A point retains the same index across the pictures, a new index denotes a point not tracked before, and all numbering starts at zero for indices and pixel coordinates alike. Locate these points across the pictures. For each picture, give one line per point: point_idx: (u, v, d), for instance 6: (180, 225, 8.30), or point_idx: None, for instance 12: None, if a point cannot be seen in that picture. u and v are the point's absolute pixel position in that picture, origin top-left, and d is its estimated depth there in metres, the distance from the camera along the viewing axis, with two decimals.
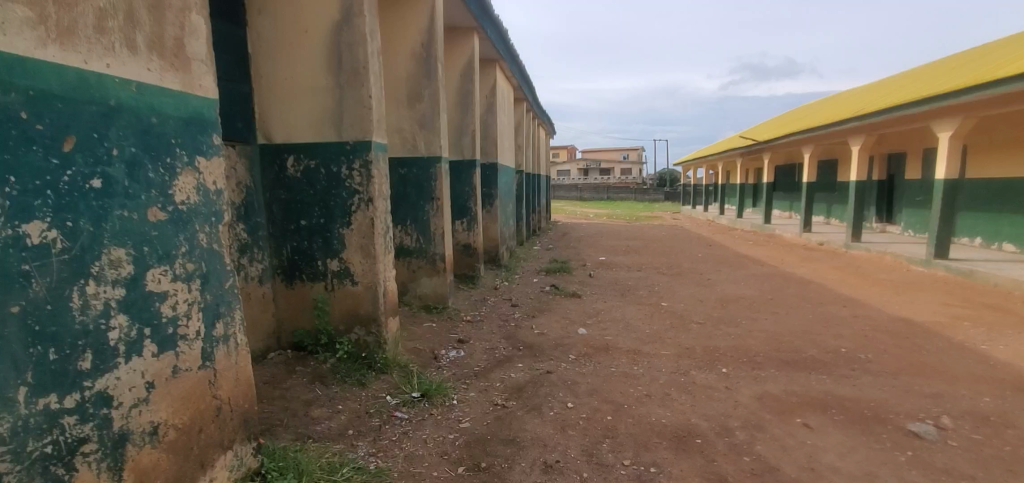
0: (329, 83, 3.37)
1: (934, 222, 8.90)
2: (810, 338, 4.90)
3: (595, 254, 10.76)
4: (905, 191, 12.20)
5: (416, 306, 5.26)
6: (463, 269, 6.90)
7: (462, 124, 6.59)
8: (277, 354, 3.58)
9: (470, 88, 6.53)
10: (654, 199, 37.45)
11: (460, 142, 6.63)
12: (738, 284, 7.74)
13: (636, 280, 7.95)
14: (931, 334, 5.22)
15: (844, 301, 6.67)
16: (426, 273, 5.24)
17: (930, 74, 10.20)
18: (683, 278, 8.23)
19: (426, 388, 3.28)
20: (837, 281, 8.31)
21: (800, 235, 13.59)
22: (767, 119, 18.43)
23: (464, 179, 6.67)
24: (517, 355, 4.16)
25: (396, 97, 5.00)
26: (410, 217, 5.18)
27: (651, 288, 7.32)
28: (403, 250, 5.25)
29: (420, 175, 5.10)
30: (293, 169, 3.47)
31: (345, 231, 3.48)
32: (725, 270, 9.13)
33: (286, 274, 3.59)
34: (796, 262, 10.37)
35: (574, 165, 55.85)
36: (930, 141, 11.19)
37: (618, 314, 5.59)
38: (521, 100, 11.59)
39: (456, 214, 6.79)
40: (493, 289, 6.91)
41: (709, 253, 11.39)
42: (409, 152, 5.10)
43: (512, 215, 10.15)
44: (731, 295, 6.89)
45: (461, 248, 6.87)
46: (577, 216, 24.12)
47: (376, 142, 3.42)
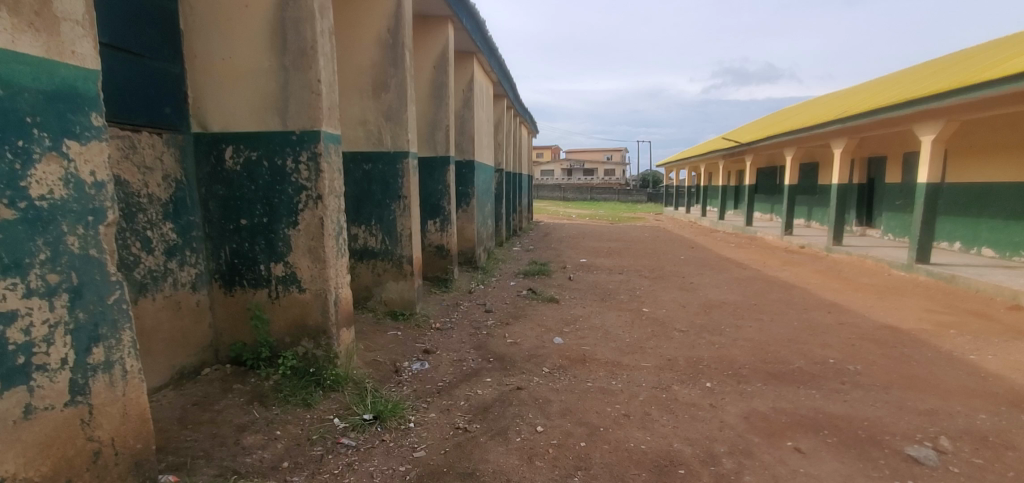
0: (273, 66, 3.01)
1: (915, 226, 8.81)
2: (797, 348, 4.66)
3: (576, 256, 10.48)
4: (885, 194, 12.20)
5: (381, 311, 4.88)
6: (435, 272, 6.53)
7: (436, 119, 6.24)
8: (212, 370, 3.22)
9: (444, 80, 6.17)
10: (637, 200, 37.46)
11: (433, 138, 6.28)
12: (721, 289, 7.53)
13: (617, 284, 7.68)
14: (918, 343, 5.03)
15: (828, 307, 6.48)
16: (392, 277, 4.86)
17: (912, 77, 10.15)
18: (665, 282, 8.00)
19: (379, 409, 2.93)
20: (820, 286, 8.16)
21: (782, 238, 13.52)
22: (749, 121, 18.40)
23: (438, 177, 6.32)
24: (486, 368, 3.83)
25: (360, 86, 4.62)
26: (375, 217, 4.80)
27: (632, 292, 7.06)
28: (367, 252, 4.86)
29: (385, 171, 4.72)
30: (231, 161, 3.08)
31: (291, 231, 3.10)
32: (708, 274, 8.93)
33: (225, 280, 3.21)
34: (778, 265, 10.23)
35: (557, 165, 55.70)
36: (910, 146, 11.18)
37: (596, 321, 5.29)
38: (501, 96, 11.25)
39: (428, 213, 6.43)
40: (468, 293, 6.57)
41: (691, 256, 11.20)
42: (373, 146, 4.72)
43: (491, 215, 9.80)
44: (713, 300, 6.67)
45: (434, 249, 6.51)
46: (560, 216, 23.91)
47: (326, 132, 3.06)
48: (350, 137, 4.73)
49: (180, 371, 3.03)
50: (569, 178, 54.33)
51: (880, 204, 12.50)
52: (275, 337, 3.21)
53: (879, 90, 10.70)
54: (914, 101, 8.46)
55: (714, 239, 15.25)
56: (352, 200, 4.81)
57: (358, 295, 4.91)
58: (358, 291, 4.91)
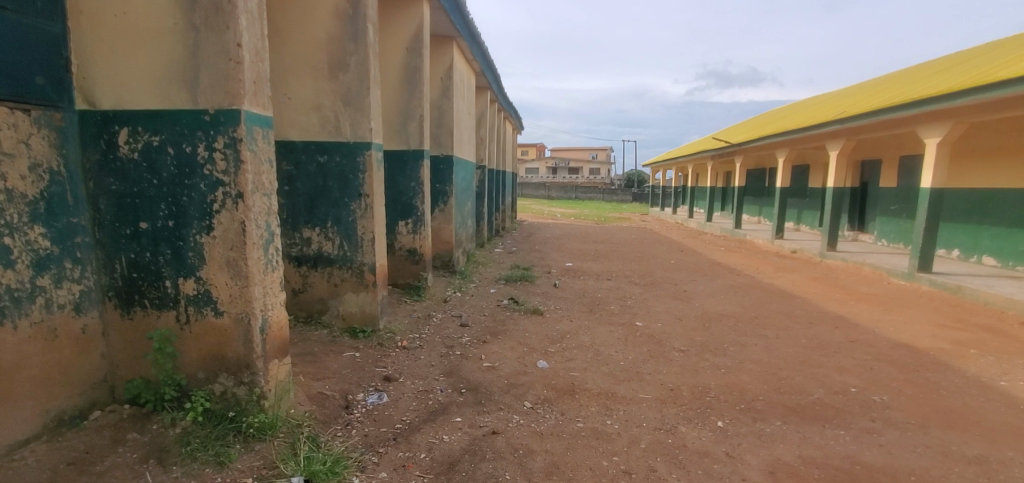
0: (181, 25, 2.33)
1: (917, 233, 8.43)
2: (812, 373, 4.12)
3: (562, 259, 9.89)
4: (878, 199, 11.88)
5: (338, 328, 4.22)
6: (407, 279, 5.87)
7: (408, 109, 5.58)
8: (104, 413, 2.51)
9: (418, 64, 5.49)
10: (622, 199, 37.14)
11: (406, 131, 5.62)
12: (717, 299, 7.01)
13: (606, 292, 7.11)
14: (940, 367, 4.54)
15: (834, 322, 5.98)
16: (350, 288, 4.18)
17: (911, 78, 9.78)
18: (657, 290, 7.44)
19: (313, 470, 2.27)
20: (819, 295, 7.72)
21: (772, 242, 13.15)
22: (739, 122, 18.03)
23: (410, 173, 5.68)
24: (456, 403, 3.19)
25: (315, 65, 3.97)
26: (332, 217, 4.13)
27: (623, 302, 6.50)
28: (323, 258, 4.17)
29: (345, 165, 4.05)
30: (127, 147, 2.40)
31: (204, 239, 2.43)
32: (700, 281, 8.43)
33: (122, 299, 2.52)
34: (771, 272, 9.81)
35: (543, 163, 55.20)
36: (908, 149, 10.83)
37: (585, 339, 4.69)
38: (485, 89, 10.60)
39: (399, 214, 5.76)
40: (443, 302, 5.91)
41: (681, 260, 10.72)
42: (330, 136, 4.05)
43: (471, 215, 9.16)
44: (710, 312, 6.14)
45: (405, 253, 5.84)
46: (545, 216, 23.37)
47: (251, 112, 2.40)
48: (303, 124, 4.06)
49: (58, 417, 2.33)
50: (554, 176, 53.88)
51: (873, 208, 12.19)
52: (186, 372, 2.53)
53: (877, 90, 10.32)
54: (918, 102, 8.03)
55: (703, 242, 14.85)
56: (305, 198, 4.12)
57: (311, 309, 4.24)
58: (312, 305, 4.24)
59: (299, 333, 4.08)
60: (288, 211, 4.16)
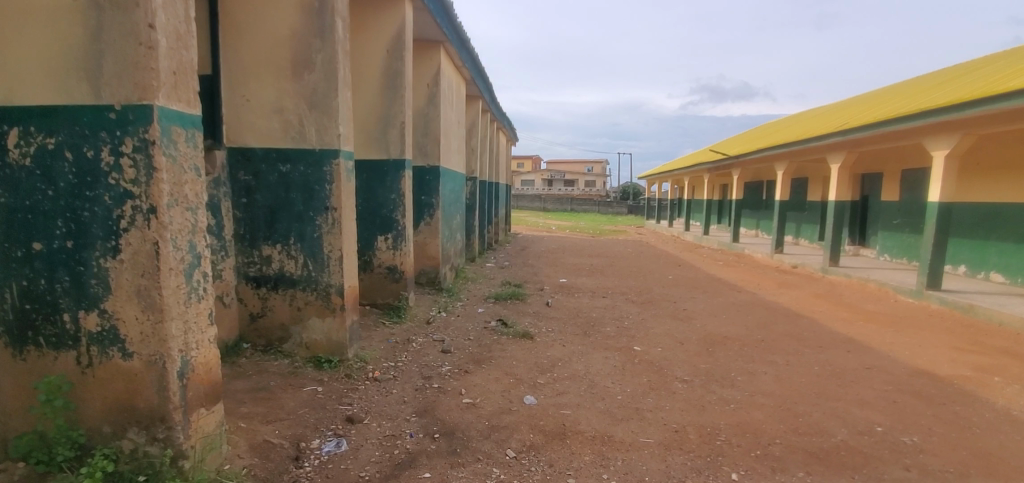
0: (82, 3, 1.99)
1: (924, 250, 8.08)
2: (832, 409, 3.69)
3: (555, 275, 9.46)
4: (880, 213, 11.58)
5: (301, 357, 3.76)
6: (386, 299, 5.40)
7: (388, 115, 5.17)
8: None
9: (399, 68, 5.09)
10: (618, 212, 36.90)
11: (386, 139, 5.20)
12: (719, 319, 6.59)
13: (601, 311, 6.67)
14: (969, 398, 4.12)
15: (846, 345, 5.55)
16: (315, 312, 3.72)
17: (914, 89, 9.51)
18: (656, 309, 7.01)
19: None
20: (826, 314, 7.32)
21: (772, 256, 12.82)
22: (737, 134, 17.77)
23: (390, 185, 5.26)
24: (426, 452, 2.73)
25: (277, 64, 3.57)
26: (294, 233, 3.69)
27: (619, 322, 6.07)
28: (284, 279, 3.73)
29: (310, 175, 3.62)
30: (16, 153, 2.02)
31: (109, 263, 2.03)
32: (700, 298, 8.03)
33: (12, 335, 2.10)
34: (773, 288, 9.43)
35: (538, 175, 55.07)
36: (911, 162, 10.54)
37: (578, 367, 4.24)
38: (476, 98, 10.25)
39: (378, 228, 5.32)
40: (425, 324, 5.44)
41: (679, 275, 10.33)
42: (292, 143, 3.63)
43: (461, 227, 8.74)
44: (713, 334, 5.71)
45: (384, 271, 5.37)
46: (540, 228, 22.99)
47: (167, 108, 2.02)
48: (264, 130, 3.64)
49: None
50: (549, 189, 53.63)
51: (875, 223, 11.87)
52: (88, 426, 2.11)
53: (878, 102, 10.06)
54: (925, 113, 7.72)
55: (701, 255, 14.50)
56: (265, 212, 3.69)
57: (272, 336, 3.80)
58: (273, 332, 3.80)
59: (255, 364, 3.62)
60: (245, 227, 3.72)
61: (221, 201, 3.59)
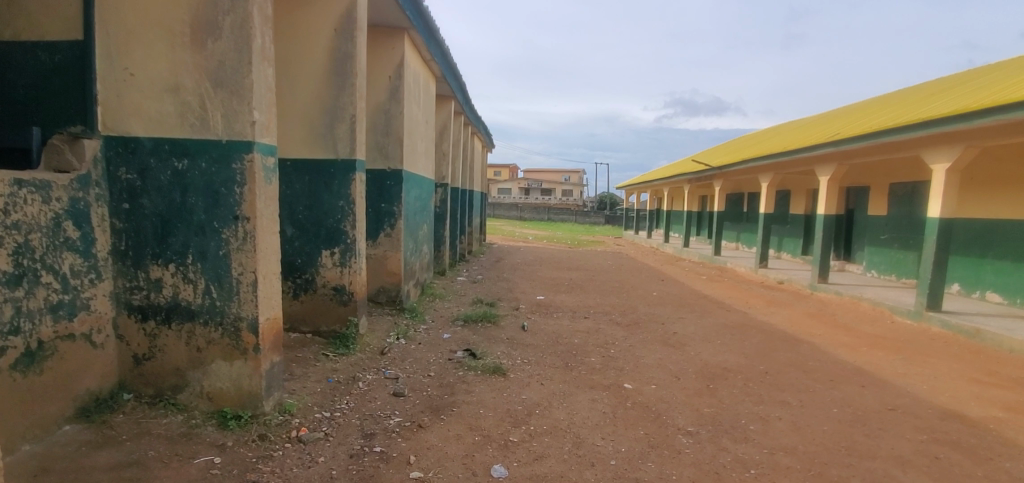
0: None
1: (924, 269, 7.65)
2: (871, 473, 3.01)
3: (532, 291, 8.69)
4: (868, 227, 11.26)
5: (201, 412, 2.88)
6: (333, 326, 4.53)
7: (335, 107, 4.34)
8: None
9: (349, 51, 4.27)
10: (594, 221, 36.54)
11: (333, 135, 4.37)
12: (714, 345, 5.92)
13: (584, 335, 5.92)
14: (1018, 452, 3.52)
15: (860, 381, 4.94)
16: (220, 354, 2.85)
17: (907, 100, 9.16)
18: (644, 333, 6.30)
19: None
20: (824, 337, 6.77)
21: (756, 271, 12.40)
22: (717, 145, 17.43)
23: (337, 189, 4.40)
24: None
25: (173, 28, 2.74)
26: (193, 250, 2.81)
27: (605, 350, 5.34)
28: (178, 310, 2.85)
29: (214, 174, 2.77)
30: None
31: None
32: (689, 319, 7.39)
33: None
34: (763, 306, 8.89)
35: (515, 183, 54.48)
36: (900, 176, 10.23)
37: (560, 416, 3.46)
38: (448, 98, 9.47)
39: (322, 242, 4.46)
40: (380, 355, 4.56)
41: (664, 292, 9.70)
42: (192, 133, 2.77)
43: (429, 238, 7.91)
44: (711, 366, 5.02)
45: (330, 292, 4.49)
46: (516, 237, 22.27)
47: None
48: (155, 113, 2.78)
49: None
50: (526, 197, 53.09)
51: (862, 237, 11.55)
52: None
53: (870, 112, 9.67)
54: (925, 123, 7.29)
55: (682, 269, 13.99)
56: (155, 221, 2.82)
57: (163, 384, 2.91)
58: (165, 379, 2.91)
59: (135, 422, 2.72)
60: (129, 240, 2.83)
61: (91, 207, 2.70)
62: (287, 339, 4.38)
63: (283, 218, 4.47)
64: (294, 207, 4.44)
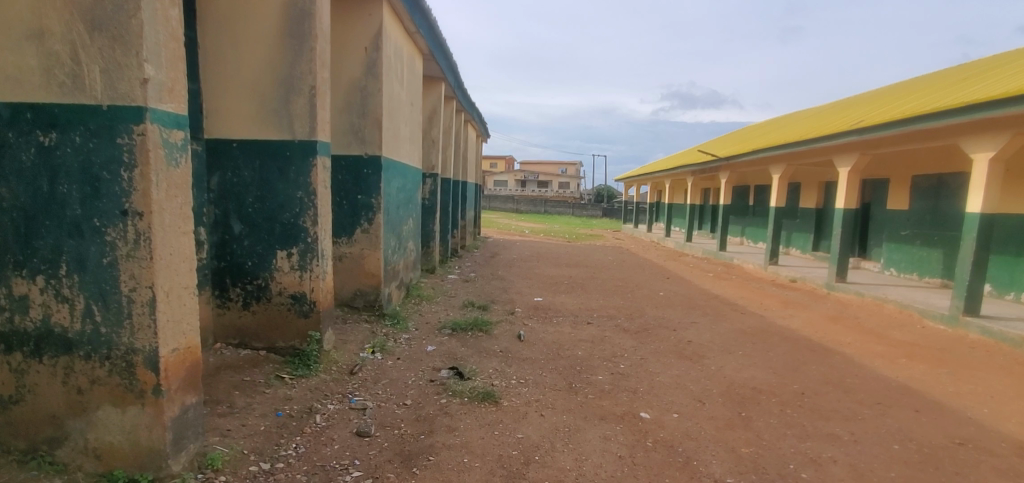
0: None
1: (962, 270, 6.97)
2: None
3: (529, 291, 7.97)
4: (886, 222, 10.60)
5: (86, 475, 2.13)
6: (291, 342, 3.80)
7: (291, 77, 3.58)
8: None
9: (308, 8, 3.50)
10: (591, 214, 35.81)
11: (289, 111, 3.60)
12: (736, 357, 5.21)
13: (588, 346, 5.20)
14: None
15: (911, 405, 4.25)
16: (108, 399, 2.10)
17: (938, 85, 8.44)
18: (655, 342, 5.58)
19: None
20: (854, 346, 6.09)
21: (766, 268, 11.72)
22: (723, 135, 16.68)
23: (295, 178, 3.64)
24: None
25: None
26: (68, 256, 2.05)
27: (613, 366, 4.63)
28: (51, 338, 2.09)
29: (94, 152, 2.01)
30: None
31: None
32: (702, 324, 6.70)
33: None
34: (778, 307, 8.22)
35: (511, 176, 53.63)
36: (926, 168, 9.53)
37: (566, 464, 2.74)
38: (438, 81, 8.67)
39: (276, 241, 3.70)
40: (348, 375, 3.83)
41: (671, 292, 9.00)
42: (63, 96, 2.00)
43: (415, 232, 7.16)
44: (738, 387, 4.31)
45: (287, 301, 3.75)
46: (511, 231, 21.50)
47: None
48: (12, 69, 2.01)
49: None
50: (523, 190, 52.24)
51: (879, 233, 10.90)
52: None
53: (896, 98, 8.95)
54: (967, 108, 6.57)
55: (686, 265, 13.29)
56: (17, 217, 2.06)
57: (37, 436, 2.15)
58: (38, 429, 2.15)
59: None
60: None
61: None
62: (233, 359, 3.64)
63: (230, 212, 3.71)
64: (243, 198, 3.69)
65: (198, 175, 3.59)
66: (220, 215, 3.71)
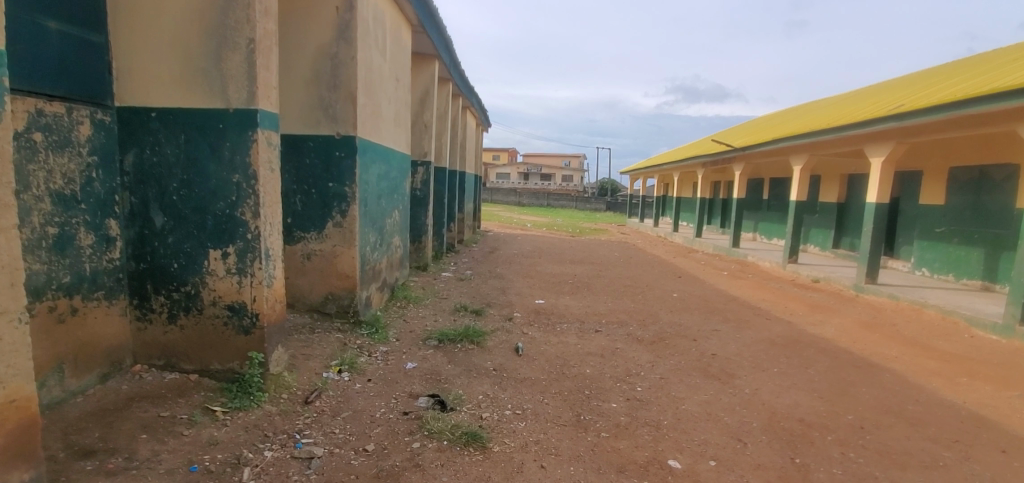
0: None
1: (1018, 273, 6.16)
2: None
3: (530, 292, 7.20)
4: (918, 218, 9.76)
5: None
6: (228, 365, 3.04)
7: (223, 27, 2.80)
8: None
9: None
10: (595, 208, 34.93)
11: (221, 70, 2.83)
12: (772, 377, 4.42)
13: (598, 362, 4.42)
14: None
15: (994, 443, 3.48)
16: None
17: (987, 67, 7.60)
18: (675, 356, 4.80)
19: None
20: (902, 360, 5.30)
21: (784, 266, 10.93)
22: (738, 126, 15.80)
23: (229, 157, 2.87)
24: None
25: None
26: None
27: (629, 389, 3.85)
28: None
29: None
30: None
31: None
32: (725, 333, 5.91)
33: None
34: (806, 312, 7.42)
35: (514, 168, 52.68)
36: (967, 159, 8.68)
37: None
38: (432, 59, 7.85)
39: (208, 237, 2.93)
40: (301, 406, 3.07)
41: (685, 293, 8.22)
42: None
43: (402, 226, 6.36)
44: (782, 419, 3.53)
45: (223, 314, 2.98)
46: (512, 224, 20.70)
47: None
48: None
49: None
50: (525, 183, 51.35)
51: (910, 230, 10.06)
52: None
53: (935, 83, 8.14)
54: None
55: (698, 262, 12.49)
56: None
57: None
58: None
59: None
60: None
61: None
62: (155, 388, 2.92)
63: (149, 201, 2.94)
64: (165, 184, 2.92)
65: (106, 154, 2.83)
66: (137, 204, 2.95)
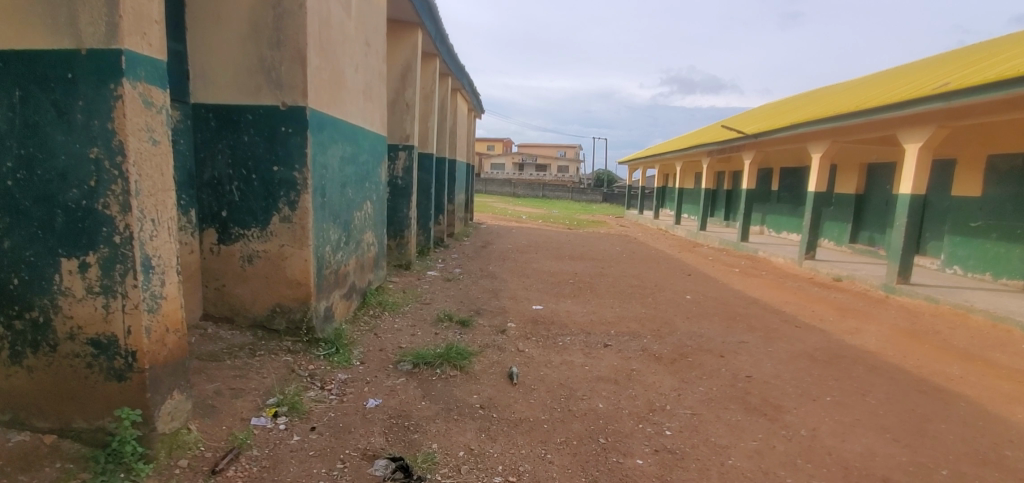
0: None
1: None
2: None
3: (525, 295, 6.29)
4: (949, 211, 8.93)
5: None
6: (97, 422, 2.14)
7: None
8: None
9: None
10: (592, 199, 34.03)
11: None
12: (826, 410, 3.54)
13: (611, 392, 3.53)
14: None
15: None
16: None
17: None
18: (704, 381, 3.92)
19: None
20: (969, 381, 4.44)
21: (800, 263, 10.09)
22: (747, 113, 14.90)
23: (84, 123, 1.94)
24: None
25: None
26: None
27: (656, 435, 2.96)
28: None
29: None
30: None
31: None
32: (754, 346, 5.03)
33: None
34: (837, 317, 6.58)
35: (509, 158, 51.62)
36: (1009, 145, 7.82)
37: None
38: (415, 29, 6.86)
39: (59, 240, 2.01)
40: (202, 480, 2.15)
41: (700, 295, 7.34)
42: None
43: (376, 219, 5.40)
44: (861, 480, 2.66)
45: (86, 350, 2.07)
46: (506, 216, 19.78)
47: None
48: None
49: None
50: (520, 174, 50.34)
51: (940, 224, 9.24)
52: None
53: (977, 61, 7.30)
54: None
55: (706, 257, 11.63)
56: None
57: None
58: None
59: None
60: None
61: None
62: None
63: None
64: None
65: None
66: None
